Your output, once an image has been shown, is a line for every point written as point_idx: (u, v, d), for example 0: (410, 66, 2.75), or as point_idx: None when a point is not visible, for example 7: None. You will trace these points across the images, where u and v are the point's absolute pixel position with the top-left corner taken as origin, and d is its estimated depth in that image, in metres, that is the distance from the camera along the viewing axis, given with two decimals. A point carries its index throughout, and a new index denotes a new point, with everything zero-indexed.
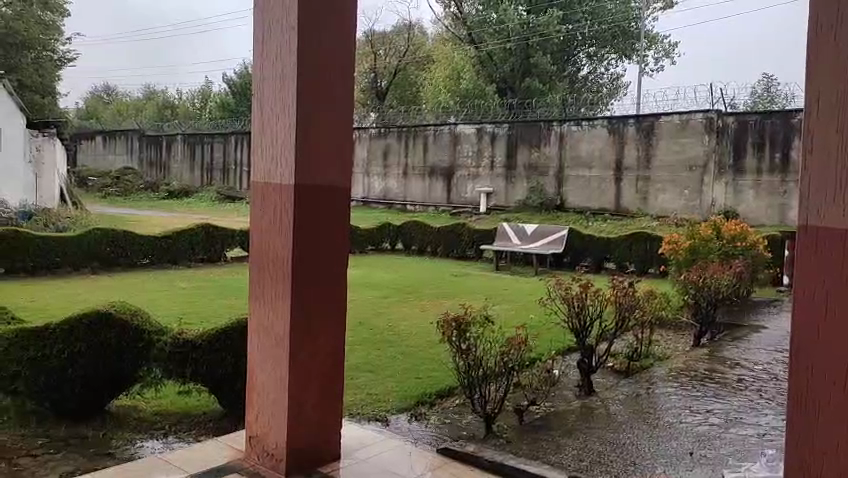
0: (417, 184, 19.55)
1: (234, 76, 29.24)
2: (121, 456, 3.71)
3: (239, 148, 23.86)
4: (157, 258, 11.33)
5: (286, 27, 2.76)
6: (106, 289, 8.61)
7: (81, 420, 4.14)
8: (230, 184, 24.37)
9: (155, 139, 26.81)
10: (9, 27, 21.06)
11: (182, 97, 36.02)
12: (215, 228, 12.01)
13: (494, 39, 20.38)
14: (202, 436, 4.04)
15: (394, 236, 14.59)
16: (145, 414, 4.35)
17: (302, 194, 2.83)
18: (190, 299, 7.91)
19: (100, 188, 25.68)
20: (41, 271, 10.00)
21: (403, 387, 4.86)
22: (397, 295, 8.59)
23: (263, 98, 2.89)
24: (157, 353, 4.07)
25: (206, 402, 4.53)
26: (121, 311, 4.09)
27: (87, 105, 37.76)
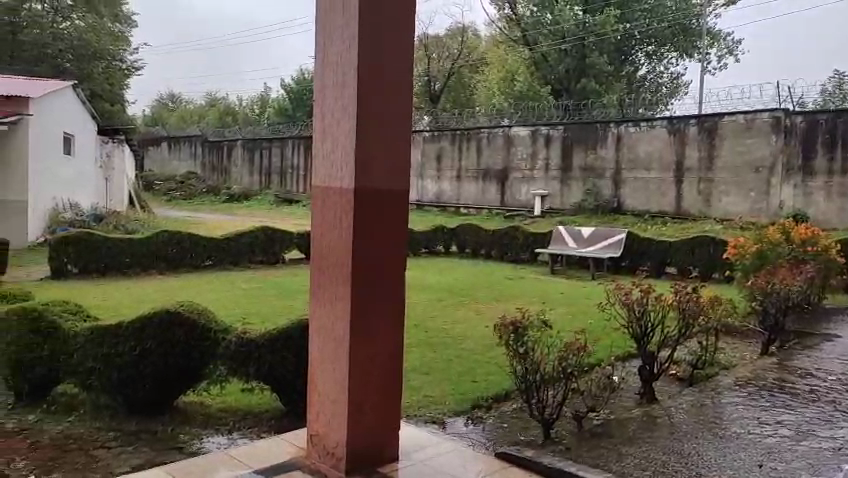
0: (471, 187, 19.50)
1: (291, 82, 29.93)
2: (189, 451, 3.85)
3: (297, 151, 24.40)
4: (220, 260, 11.70)
5: (347, 35, 2.81)
6: (172, 289, 8.95)
7: (151, 415, 4.31)
8: (287, 188, 24.91)
9: (217, 144, 27.71)
10: (83, 39, 22.31)
11: (242, 104, 37.07)
12: (274, 230, 12.32)
13: (549, 39, 20.00)
14: (265, 433, 4.15)
15: (447, 239, 14.60)
16: (211, 411, 4.49)
17: (362, 197, 2.87)
18: (250, 300, 8.14)
19: (165, 192, 26.73)
20: (112, 270, 10.49)
21: (460, 389, 4.87)
22: (451, 298, 8.61)
23: (324, 103, 2.95)
24: (223, 351, 4.20)
25: (267, 401, 4.64)
26: (187, 310, 4.23)
27: (153, 113, 39.37)
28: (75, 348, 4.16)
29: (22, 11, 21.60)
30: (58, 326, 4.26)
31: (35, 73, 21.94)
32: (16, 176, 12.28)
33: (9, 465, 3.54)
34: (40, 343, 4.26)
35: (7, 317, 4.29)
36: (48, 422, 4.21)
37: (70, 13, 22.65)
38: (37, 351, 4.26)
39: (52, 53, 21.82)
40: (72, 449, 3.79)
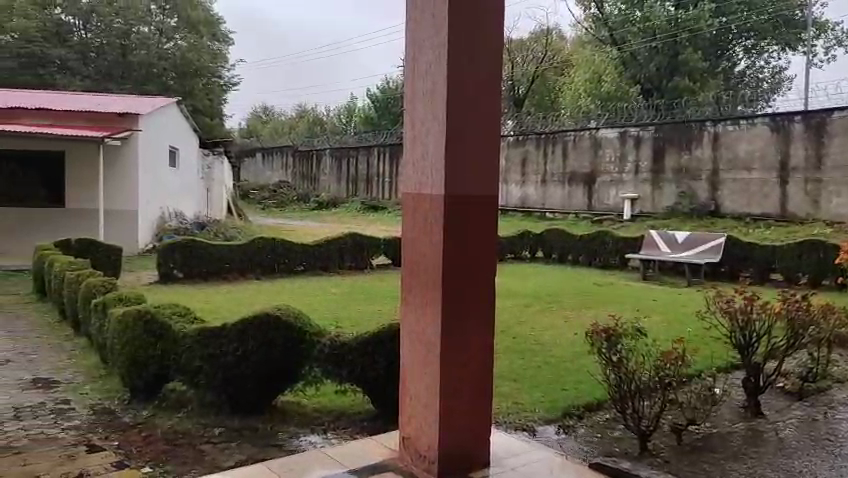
0: (556, 191, 19.15)
1: (377, 91, 30.60)
2: (287, 449, 4.01)
3: (382, 159, 24.90)
4: (311, 265, 12.11)
5: (437, 44, 2.86)
6: (268, 294, 9.37)
7: (252, 412, 4.53)
8: (373, 195, 25.42)
9: (306, 154, 28.71)
10: (186, 58, 23.90)
11: (329, 115, 38.28)
12: (363, 237, 12.63)
13: (638, 38, 19.35)
14: (358, 434, 4.27)
15: (533, 244, 14.37)
16: (307, 410, 4.67)
17: (452, 203, 2.90)
18: (340, 304, 8.38)
19: (259, 201, 27.96)
20: (213, 275, 11.10)
21: (550, 397, 4.80)
22: (538, 304, 8.49)
23: (415, 111, 3.02)
24: (318, 354, 4.37)
25: (360, 403, 4.77)
26: (285, 313, 4.43)
27: (248, 125, 41.39)
28: (183, 348, 4.45)
29: (131, 35, 23.42)
30: (168, 327, 4.56)
31: (143, 91, 23.63)
32: (127, 187, 13.20)
33: (128, 456, 3.82)
34: (152, 342, 4.58)
35: (124, 318, 4.63)
36: (160, 417, 4.52)
37: (174, 34, 24.30)
38: (150, 351, 4.59)
39: (158, 72, 23.48)
40: (182, 443, 4.05)
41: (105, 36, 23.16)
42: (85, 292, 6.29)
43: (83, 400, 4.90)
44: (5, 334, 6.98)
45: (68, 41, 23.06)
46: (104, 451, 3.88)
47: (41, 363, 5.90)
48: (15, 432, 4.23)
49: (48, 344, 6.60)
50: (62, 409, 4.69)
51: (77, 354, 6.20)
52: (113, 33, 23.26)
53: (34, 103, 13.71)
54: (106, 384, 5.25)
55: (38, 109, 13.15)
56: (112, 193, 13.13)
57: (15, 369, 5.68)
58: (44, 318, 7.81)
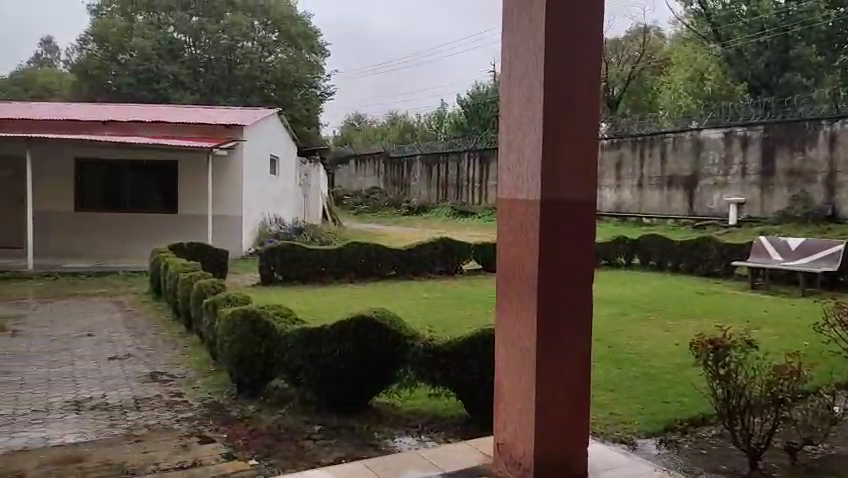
0: (654, 195, 18.44)
1: (468, 97, 30.66)
2: (383, 448, 4.11)
3: (473, 164, 24.96)
4: (403, 270, 12.30)
5: (534, 48, 2.85)
6: (362, 297, 9.63)
7: (349, 412, 4.66)
8: (463, 200, 25.53)
9: (398, 161, 29.21)
10: (285, 70, 25.10)
11: (421, 122, 38.80)
12: (454, 242, 12.71)
13: (746, 33, 18.38)
14: (451, 438, 4.31)
15: (630, 251, 13.84)
16: (401, 412, 4.76)
17: (548, 209, 2.87)
18: (433, 308, 8.48)
19: (353, 206, 28.75)
20: (310, 278, 11.51)
21: (651, 410, 4.62)
22: (635, 312, 8.20)
23: (511, 115, 3.01)
24: (412, 357, 4.45)
25: (453, 407, 4.81)
26: (380, 316, 4.55)
27: (343, 133, 42.75)
28: (286, 347, 4.66)
29: (236, 50, 24.85)
30: (272, 327, 4.80)
31: (247, 103, 24.99)
32: (231, 193, 13.98)
33: (235, 448, 4.05)
34: (257, 341, 4.83)
35: (231, 318, 4.91)
36: (264, 412, 4.75)
37: (275, 48, 25.50)
38: (255, 349, 4.84)
39: (261, 84, 24.79)
40: (284, 438, 4.24)
41: (213, 52, 24.72)
42: (196, 292, 6.72)
43: (195, 393, 5.24)
44: (127, 330, 7.58)
45: (180, 59, 24.77)
46: (214, 443, 4.14)
47: (158, 358, 6.36)
48: (137, 422, 4.59)
49: (164, 340, 7.11)
50: (177, 401, 5.04)
51: (189, 351, 6.64)
52: (220, 48, 24.71)
53: (150, 117, 14.82)
54: (215, 380, 5.58)
55: (154, 122, 14.20)
56: (218, 199, 13.93)
57: (136, 363, 6.16)
58: (159, 316, 8.41)
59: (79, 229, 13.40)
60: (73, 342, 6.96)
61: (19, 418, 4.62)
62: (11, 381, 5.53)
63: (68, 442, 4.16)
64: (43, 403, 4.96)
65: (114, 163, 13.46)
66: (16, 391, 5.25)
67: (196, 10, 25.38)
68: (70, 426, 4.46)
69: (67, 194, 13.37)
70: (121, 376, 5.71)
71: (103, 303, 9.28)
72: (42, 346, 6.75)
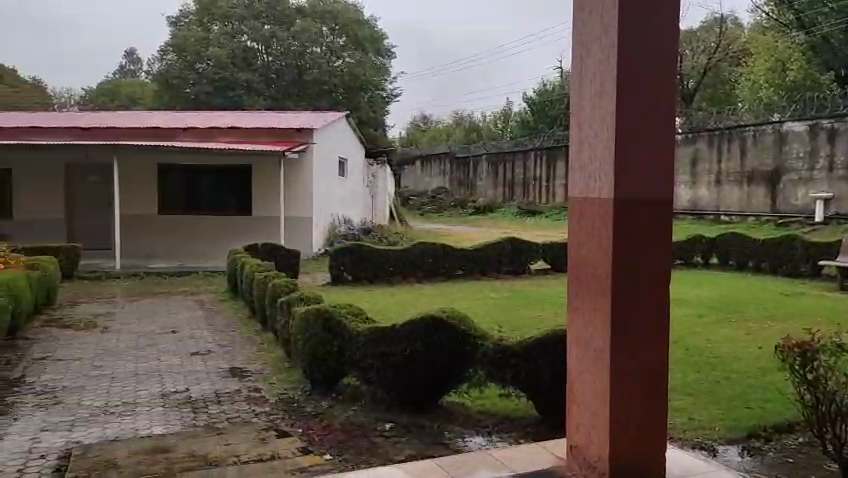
0: (733, 191, 17.65)
1: (534, 95, 30.26)
2: (453, 448, 4.13)
3: (540, 162, 24.65)
4: (471, 270, 12.30)
5: (606, 44, 2.80)
6: (429, 297, 9.68)
7: (419, 411, 4.70)
8: (530, 199, 25.29)
9: (464, 161, 29.17)
10: (353, 73, 25.59)
11: (486, 122, 38.60)
12: (521, 242, 12.61)
13: (832, 19, 17.15)
14: (522, 439, 4.28)
15: (707, 250, 13.28)
16: (471, 411, 4.77)
17: (622, 208, 2.81)
18: (501, 308, 8.44)
19: (419, 206, 28.91)
20: (379, 278, 11.66)
21: (732, 416, 4.43)
22: (714, 314, 7.87)
23: (582, 114, 2.97)
24: (482, 357, 4.46)
25: (524, 407, 4.79)
26: (450, 316, 4.58)
27: (408, 134, 43.04)
28: (358, 345, 4.77)
29: (305, 55, 25.54)
30: (344, 325, 4.91)
31: (316, 107, 25.60)
32: (302, 195, 14.37)
33: (310, 443, 4.17)
34: (330, 339, 4.96)
35: (305, 316, 5.05)
36: (337, 409, 4.86)
37: (343, 52, 26.06)
38: (328, 346, 4.97)
39: (329, 88, 25.42)
40: (357, 434, 4.33)
41: (285, 58, 25.50)
42: (271, 292, 6.95)
43: (271, 389, 5.43)
44: (207, 327, 7.92)
45: (252, 66, 25.63)
46: (291, 437, 4.27)
47: (237, 354, 6.62)
48: (218, 415, 4.79)
49: (241, 337, 7.39)
50: (254, 396, 5.24)
51: (265, 348, 6.87)
52: (290, 55, 25.54)
53: (226, 123, 15.42)
54: (290, 376, 5.76)
55: (230, 128, 14.80)
56: (290, 201, 14.34)
57: (216, 359, 6.43)
58: (237, 314, 8.75)
59: (159, 231, 14.09)
60: (158, 338, 7.33)
61: (112, 409, 4.92)
62: (103, 375, 5.89)
63: (156, 432, 4.39)
64: (132, 396, 5.26)
65: (194, 167, 14.11)
66: (109, 384, 5.59)
67: (268, 18, 26.30)
68: (158, 418, 4.71)
69: (151, 197, 14.10)
70: (203, 371, 5.99)
71: (183, 302, 9.73)
72: (131, 342, 7.15)
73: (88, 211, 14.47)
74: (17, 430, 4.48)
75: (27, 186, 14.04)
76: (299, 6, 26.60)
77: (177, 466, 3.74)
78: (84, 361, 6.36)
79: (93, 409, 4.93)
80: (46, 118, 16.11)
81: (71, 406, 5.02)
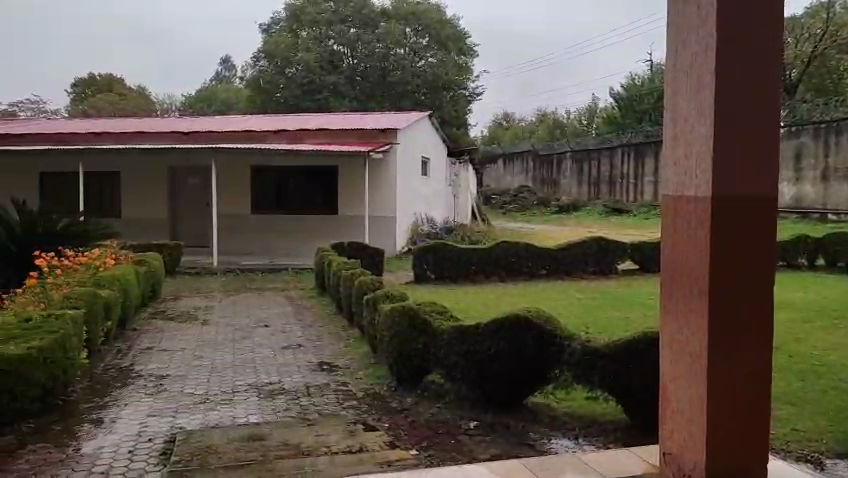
0: (842, 188, 16.42)
1: (621, 89, 29.33)
2: (539, 449, 4.09)
3: (627, 159, 23.88)
4: (555, 269, 12.10)
5: (703, 35, 2.67)
6: (513, 296, 9.61)
7: (504, 411, 4.68)
8: (617, 198, 24.61)
9: (547, 158, 28.70)
10: (436, 74, 25.82)
11: (571, 119, 37.77)
12: (608, 241, 12.27)
13: None
14: (611, 444, 4.18)
15: (813, 251, 12.39)
16: (557, 413, 4.70)
17: (721, 207, 2.68)
18: (587, 309, 8.26)
19: (501, 205, 28.70)
20: (462, 277, 11.69)
21: (842, 428, 4.13)
22: (821, 319, 7.35)
23: (677, 109, 2.85)
24: (568, 358, 4.38)
25: (612, 410, 4.67)
26: (535, 316, 4.54)
27: (490, 132, 42.79)
28: (443, 343, 4.81)
29: (390, 57, 26.08)
30: (428, 323, 4.98)
31: (400, 108, 26.00)
32: (386, 194, 14.63)
33: (397, 438, 4.25)
34: (415, 336, 5.03)
35: (390, 314, 5.15)
36: (422, 405, 4.92)
37: (426, 53, 26.37)
38: (413, 343, 5.04)
39: (412, 88, 25.75)
40: (442, 432, 4.37)
41: (370, 60, 26.10)
42: (358, 289, 7.11)
43: (358, 384, 5.58)
44: (297, 323, 8.23)
45: (339, 68, 26.36)
46: (378, 431, 4.37)
47: (325, 349, 6.85)
48: (309, 407, 4.97)
49: (329, 333, 7.62)
50: (343, 390, 5.40)
51: (352, 343, 7.05)
52: (375, 57, 26.15)
53: (314, 125, 15.95)
54: (376, 372, 5.90)
55: (318, 130, 15.29)
56: (375, 200, 14.62)
57: (306, 353, 6.68)
58: (324, 311, 9.04)
59: (252, 230, 14.74)
60: (252, 332, 7.70)
61: (211, 398, 5.22)
62: (203, 365, 6.25)
63: (251, 421, 4.61)
64: (230, 386, 5.55)
65: (284, 168, 14.68)
66: (208, 374, 5.92)
67: (353, 22, 26.96)
68: (252, 407, 4.95)
69: (245, 198, 14.80)
70: (294, 364, 6.23)
71: (275, 297, 10.16)
72: (228, 335, 7.55)
73: (188, 211, 15.37)
74: (128, 415, 4.84)
75: (134, 188, 15.09)
76: (383, 9, 27.28)
77: (271, 453, 3.92)
78: (186, 352, 6.78)
79: (195, 397, 5.25)
80: (150, 124, 17.25)
81: (176, 393, 5.37)
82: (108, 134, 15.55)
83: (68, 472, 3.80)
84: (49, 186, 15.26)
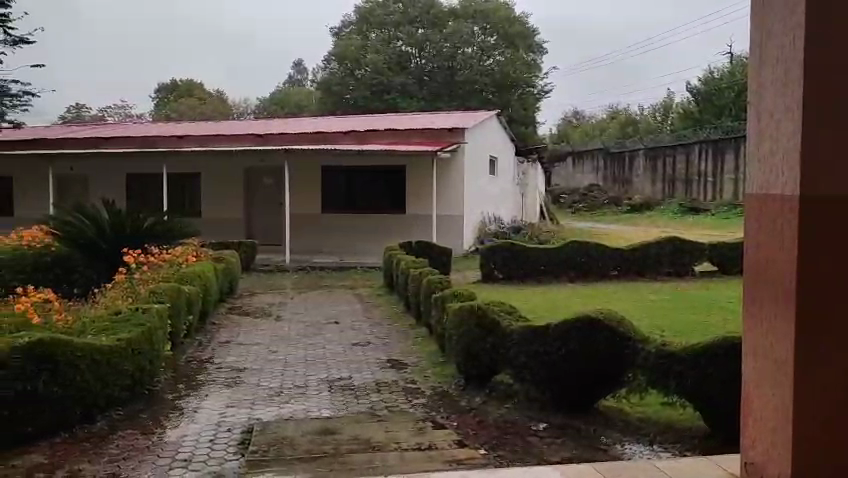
0: None
1: (698, 84, 28.19)
2: (611, 454, 4.00)
3: (704, 156, 22.95)
4: (627, 270, 11.78)
5: (791, 25, 2.54)
6: (583, 297, 9.43)
7: (575, 413, 4.60)
8: (694, 197, 23.68)
9: (618, 156, 27.92)
10: (504, 72, 25.65)
11: (644, 115, 36.57)
12: (684, 241, 11.84)
13: None
14: (688, 451, 4.04)
15: None
16: (630, 418, 4.58)
17: (808, 206, 2.54)
18: (661, 312, 8.00)
19: (570, 204, 28.16)
20: (530, 277, 11.56)
21: None
22: None
23: (762, 103, 2.73)
24: (643, 361, 4.26)
25: (689, 416, 4.52)
26: (607, 317, 4.45)
27: (559, 130, 42.02)
28: (511, 344, 4.77)
29: (457, 56, 26.13)
30: (497, 323, 4.95)
31: (468, 107, 25.96)
32: (454, 193, 14.66)
33: (466, 437, 4.26)
34: (483, 336, 5.02)
35: (459, 313, 5.18)
36: (490, 405, 4.91)
37: (494, 51, 26.26)
38: (481, 343, 5.04)
39: (480, 87, 25.68)
40: (511, 432, 4.34)
41: (438, 60, 26.23)
42: (425, 288, 7.18)
43: (427, 382, 5.63)
44: (366, 320, 8.38)
45: (407, 68, 26.62)
46: (447, 429, 4.39)
47: (394, 346, 6.94)
48: (378, 403, 5.06)
49: (398, 331, 7.71)
50: (411, 388, 5.45)
51: (420, 342, 7.12)
52: (443, 56, 26.24)
53: (382, 126, 16.17)
54: (444, 370, 5.93)
55: (386, 130, 15.50)
56: (442, 200, 14.67)
57: (376, 350, 6.80)
58: (393, 309, 9.15)
59: (323, 229, 15.09)
60: (323, 328, 7.90)
61: (285, 391, 5.39)
62: (277, 359, 6.48)
63: (323, 415, 4.74)
64: (302, 380, 5.72)
65: (353, 168, 14.96)
66: (282, 368, 6.13)
67: (422, 23, 27.22)
68: (324, 401, 5.09)
69: (316, 197, 15.18)
70: (363, 361, 6.35)
71: (345, 295, 10.37)
72: (300, 331, 7.77)
73: (263, 210, 15.90)
74: (209, 405, 5.07)
75: (214, 189, 15.78)
76: (451, 8, 27.42)
77: (343, 447, 4.01)
78: (261, 346, 7.03)
79: (270, 390, 5.44)
80: (228, 126, 17.97)
81: (252, 386, 5.58)
82: (189, 137, 16.32)
83: (154, 458, 4.02)
84: (137, 187, 16.18)
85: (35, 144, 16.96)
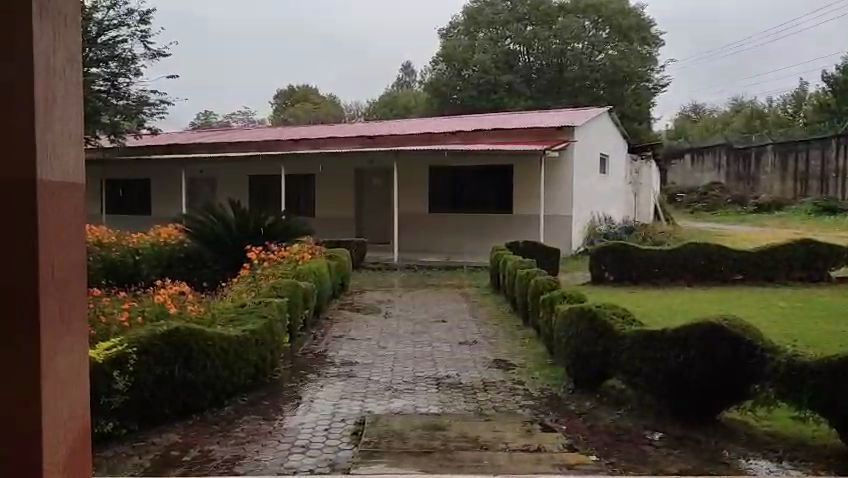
0: None
1: (836, 72, 25.78)
2: (735, 468, 3.75)
3: (844, 151, 20.96)
4: (752, 274, 11.00)
5: None
6: (702, 301, 8.92)
7: (695, 424, 4.38)
8: (830, 194, 21.71)
9: (743, 152, 26.10)
10: (615, 66, 24.81)
11: (772, 109, 33.92)
12: (818, 243, 10.88)
13: None
14: (824, 471, 3.71)
15: None
16: (757, 432, 4.28)
17: None
18: (791, 320, 7.41)
19: (687, 204, 26.69)
20: (644, 280, 11.09)
21: None
22: None
23: None
24: (771, 372, 3.94)
25: (826, 434, 4.15)
26: (731, 324, 4.19)
27: (677, 125, 39.91)
28: (624, 347, 4.59)
29: (567, 53, 25.57)
30: (608, 326, 4.79)
31: (577, 104, 25.44)
32: (562, 192, 14.37)
33: (576, 441, 4.18)
34: (595, 338, 4.88)
35: (570, 315, 5.08)
36: (601, 411, 4.77)
37: (605, 46, 25.50)
38: (592, 346, 4.91)
39: (590, 83, 25.02)
40: (624, 439, 4.20)
41: (546, 57, 25.81)
42: (533, 289, 7.10)
43: (535, 383, 5.56)
44: (472, 320, 8.41)
45: (514, 67, 26.39)
46: (556, 432, 4.33)
47: (501, 347, 6.91)
48: (486, 402, 5.07)
49: (505, 332, 7.67)
50: (519, 389, 5.41)
51: (527, 343, 7.05)
52: (551, 54, 25.78)
53: (490, 125, 16.14)
54: (552, 372, 5.83)
55: (494, 130, 15.45)
56: (550, 200, 14.42)
57: (484, 350, 6.80)
58: (499, 309, 9.12)
59: (430, 228, 15.30)
60: (430, 326, 8.03)
61: (394, 386, 5.54)
62: (387, 355, 6.66)
63: (430, 411, 4.82)
64: (410, 376, 5.84)
65: (460, 168, 15.03)
66: (392, 364, 6.30)
67: (530, 20, 26.96)
68: (432, 398, 5.17)
69: (423, 197, 15.42)
70: (471, 360, 6.39)
71: (451, 294, 10.46)
72: (408, 328, 7.94)
73: (372, 210, 16.38)
74: (323, 395, 5.32)
75: (327, 189, 16.46)
76: (560, 5, 27.00)
77: (452, 444, 4.05)
78: (372, 342, 7.26)
79: (380, 384, 5.61)
80: (340, 129, 18.67)
81: (363, 379, 5.78)
82: (305, 140, 17.13)
83: (275, 442, 4.28)
84: (257, 188, 17.21)
85: (170, 149, 18.48)
